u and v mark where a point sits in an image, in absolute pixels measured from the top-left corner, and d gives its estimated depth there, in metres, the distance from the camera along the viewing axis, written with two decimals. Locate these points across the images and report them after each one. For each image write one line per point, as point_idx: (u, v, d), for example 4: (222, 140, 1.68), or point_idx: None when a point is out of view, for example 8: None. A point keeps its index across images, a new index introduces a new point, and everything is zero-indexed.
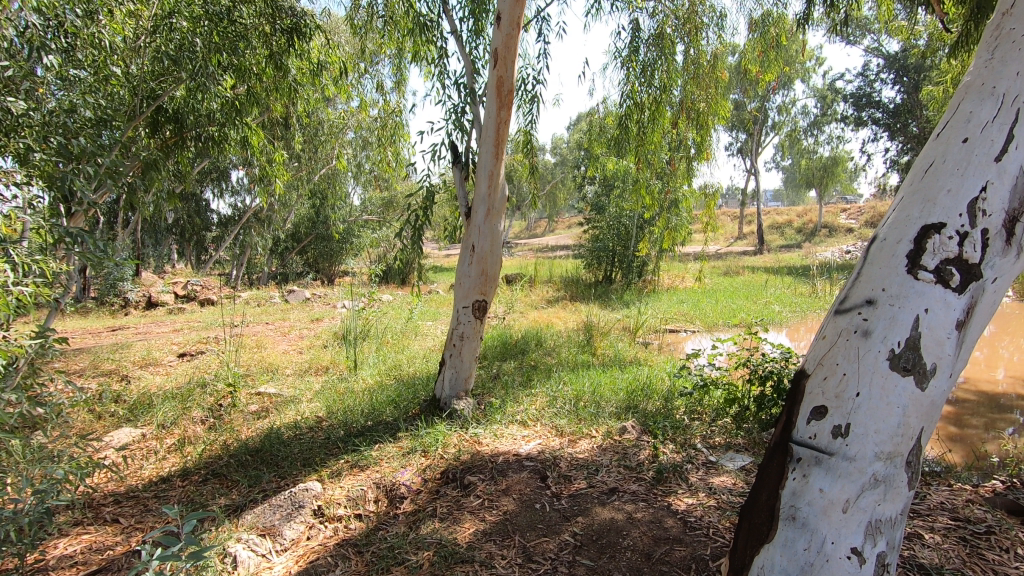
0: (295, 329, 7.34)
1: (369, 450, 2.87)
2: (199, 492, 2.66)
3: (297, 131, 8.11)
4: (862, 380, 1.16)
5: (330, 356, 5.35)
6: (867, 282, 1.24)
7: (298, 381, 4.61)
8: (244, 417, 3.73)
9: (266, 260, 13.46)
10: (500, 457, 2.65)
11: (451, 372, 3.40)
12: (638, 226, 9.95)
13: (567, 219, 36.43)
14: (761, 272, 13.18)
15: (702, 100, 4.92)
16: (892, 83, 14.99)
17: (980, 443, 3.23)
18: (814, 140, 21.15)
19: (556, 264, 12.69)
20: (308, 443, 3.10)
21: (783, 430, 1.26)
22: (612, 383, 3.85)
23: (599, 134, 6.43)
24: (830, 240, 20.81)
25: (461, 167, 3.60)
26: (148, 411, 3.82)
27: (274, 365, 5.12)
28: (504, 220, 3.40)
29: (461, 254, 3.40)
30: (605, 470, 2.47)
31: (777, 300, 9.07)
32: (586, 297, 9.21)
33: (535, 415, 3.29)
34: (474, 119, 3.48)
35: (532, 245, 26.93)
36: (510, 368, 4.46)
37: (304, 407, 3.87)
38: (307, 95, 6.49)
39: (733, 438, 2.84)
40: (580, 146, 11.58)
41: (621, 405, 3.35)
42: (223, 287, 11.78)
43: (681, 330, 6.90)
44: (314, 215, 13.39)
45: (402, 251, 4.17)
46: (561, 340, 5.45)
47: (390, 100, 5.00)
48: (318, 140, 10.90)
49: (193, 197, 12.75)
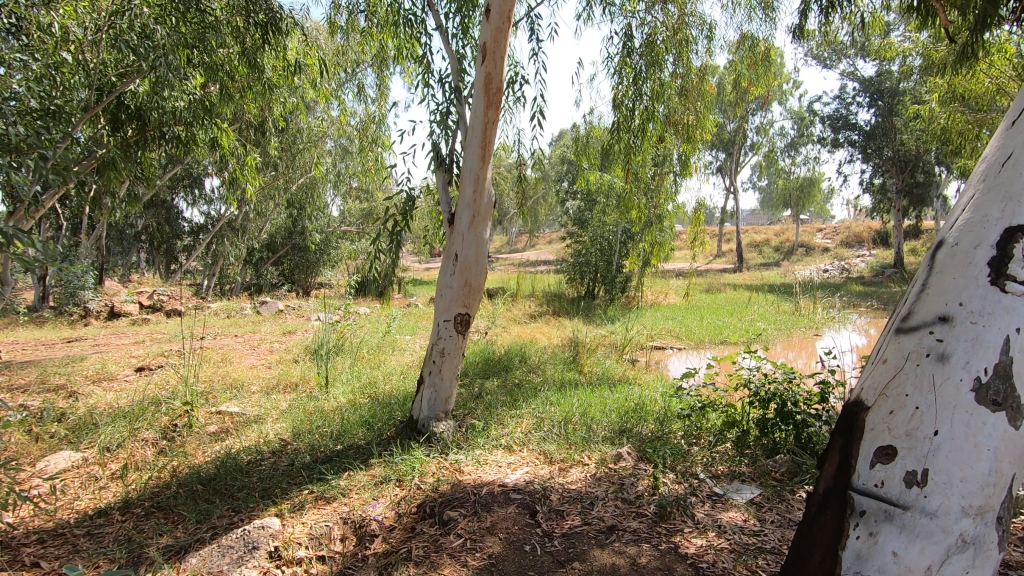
0: (265, 342, 6.97)
1: (336, 480, 2.58)
2: (140, 528, 2.33)
3: (272, 135, 7.82)
4: (940, 416, 0.94)
5: (301, 371, 5.02)
6: (938, 295, 1.03)
7: (263, 398, 4.27)
8: (200, 439, 3.39)
9: (239, 270, 13.01)
10: (484, 488, 2.39)
11: (430, 392, 3.13)
12: (621, 241, 9.81)
13: (548, 235, 36.38)
14: (743, 289, 13.17)
15: (688, 115, 4.85)
16: (866, 106, 15.33)
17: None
18: (791, 161, 21.50)
19: (539, 279, 12.49)
20: (268, 470, 2.78)
21: (838, 471, 1.05)
22: (602, 404, 3.60)
23: (585, 146, 6.28)
24: (807, 259, 21.08)
25: (445, 171, 3.37)
26: (93, 433, 3.46)
27: (240, 380, 4.77)
28: (490, 228, 3.17)
29: (443, 263, 3.15)
30: (600, 503, 2.23)
31: (762, 317, 9.00)
32: (569, 312, 9.01)
33: (522, 439, 3.03)
34: (459, 120, 3.26)
35: (513, 259, 26.78)
36: (493, 386, 4.20)
37: (269, 428, 3.55)
38: (283, 98, 6.21)
39: (737, 466, 2.62)
40: (562, 160, 11.49)
41: (614, 429, 3.11)
42: (192, 298, 11.30)
43: (667, 347, 6.73)
44: (290, 225, 12.98)
45: (378, 260, 3.90)
46: (546, 357, 5.21)
47: (371, 102, 4.75)
48: (295, 148, 10.59)
49: (163, 203, 12.27)
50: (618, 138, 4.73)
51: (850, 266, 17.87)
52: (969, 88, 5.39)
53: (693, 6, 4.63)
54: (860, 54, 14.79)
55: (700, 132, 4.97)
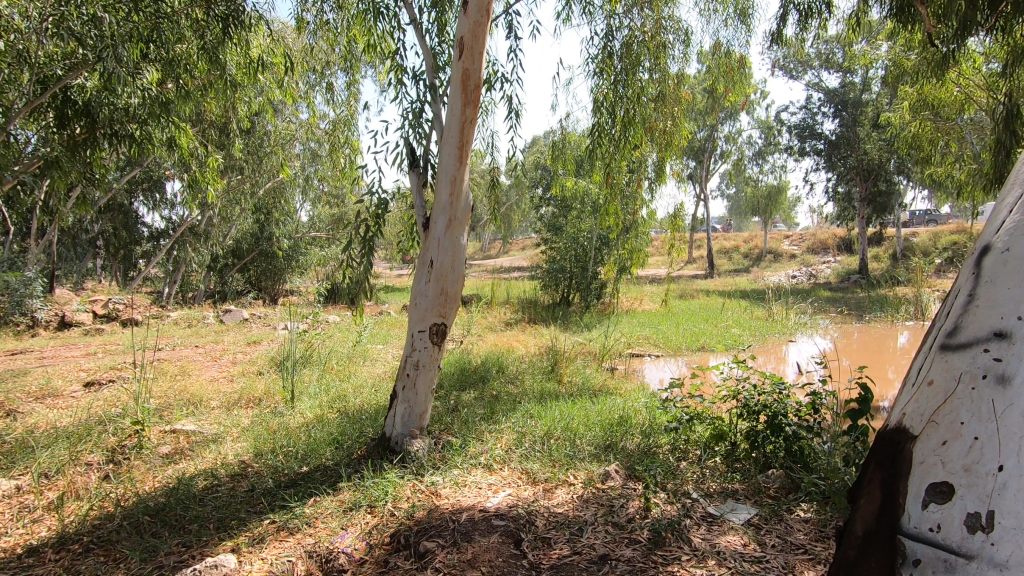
0: (228, 354, 6.61)
1: (300, 507, 2.35)
2: (76, 569, 2.07)
3: (237, 136, 7.50)
4: (1002, 448, 0.90)
5: (264, 384, 4.74)
6: (990, 312, 1.00)
7: (224, 415, 3.99)
8: (150, 462, 3.10)
9: (202, 277, 12.49)
10: (463, 514, 2.21)
11: (404, 407, 2.93)
12: (596, 248, 9.73)
13: (520, 242, 36.23)
14: (716, 295, 13.27)
15: (664, 121, 4.79)
16: (831, 116, 15.72)
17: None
18: (758, 169, 21.93)
19: (513, 286, 12.34)
20: (225, 498, 2.54)
21: (891, 510, 1.01)
22: (585, 416, 3.45)
23: (561, 151, 6.17)
24: (775, 266, 21.47)
25: (419, 173, 3.18)
26: (29, 457, 3.13)
27: (199, 396, 4.45)
28: (467, 234, 3.00)
29: (417, 270, 2.96)
30: (589, 529, 2.08)
31: (736, 323, 9.03)
32: (545, 320, 8.87)
33: (503, 457, 2.86)
34: (434, 119, 3.10)
35: (485, 265, 26.54)
36: (469, 399, 4.02)
37: (227, 449, 3.28)
38: (246, 96, 5.91)
39: (729, 483, 2.50)
40: (536, 166, 11.39)
41: (599, 445, 2.96)
42: (150, 307, 10.76)
43: (645, 355, 6.66)
44: (257, 231, 12.53)
45: (349, 268, 3.69)
46: (524, 366, 5.06)
47: (340, 101, 4.53)
48: (262, 152, 10.23)
49: (120, 207, 11.68)
50: (597, 144, 4.61)
51: (816, 273, 18.26)
52: (939, 96, 5.47)
53: (670, 11, 4.55)
54: (825, 66, 15.19)
55: (678, 138, 4.91)
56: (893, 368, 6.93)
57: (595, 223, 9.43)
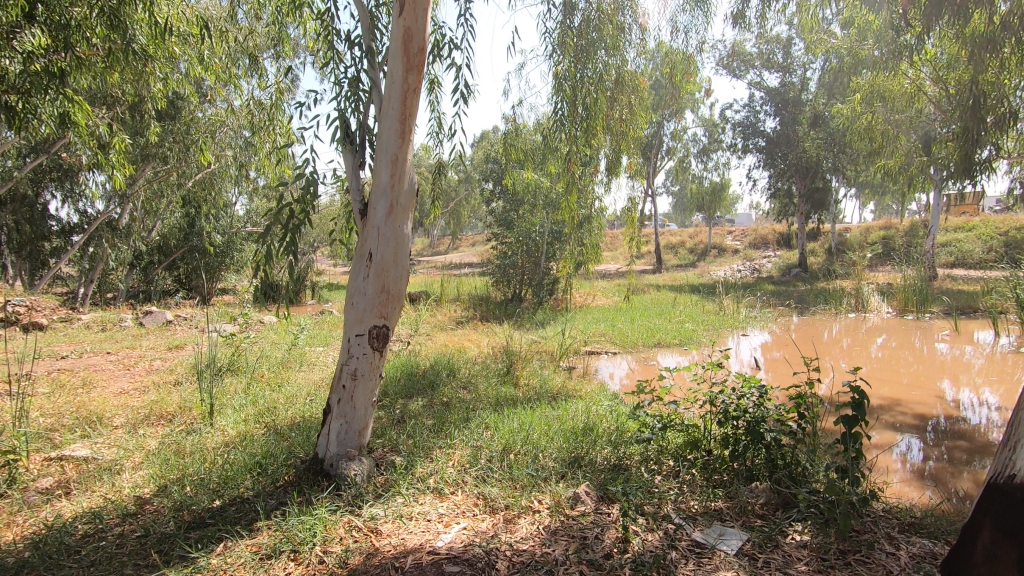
0: (144, 361, 5.89)
1: (203, 559, 1.89)
2: None
3: (154, 119, 6.75)
4: None
5: (180, 397, 4.14)
6: None
7: (127, 435, 3.41)
8: (21, 500, 2.54)
9: (123, 276, 11.38)
10: (408, 559, 1.83)
11: (338, 425, 2.51)
12: (549, 242, 9.45)
13: (469, 238, 35.61)
14: (667, 290, 13.32)
15: (620, 110, 4.52)
16: (772, 115, 16.14)
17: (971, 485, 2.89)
18: (703, 166, 22.42)
19: (464, 282, 11.90)
20: (109, 548, 2.04)
21: None
22: (546, 426, 3.11)
23: (515, 140, 5.82)
24: (720, 261, 21.99)
25: (355, 152, 2.75)
26: None
27: (101, 412, 3.83)
28: (411, 223, 2.60)
29: (354, 265, 2.54)
30: (560, 571, 1.75)
31: (690, 317, 9.00)
32: (496, 318, 8.51)
33: (455, 479, 2.50)
34: (372, 90, 2.67)
35: (434, 262, 25.85)
36: (417, 408, 3.64)
37: (125, 479, 2.74)
38: (160, 72, 5.24)
39: (712, 501, 2.23)
40: (488, 159, 11.00)
41: (564, 459, 2.65)
42: (59, 309, 9.66)
43: (601, 352, 6.44)
44: (185, 225, 11.57)
45: (267, 262, 3.30)
46: (477, 368, 4.69)
47: (266, 77, 4.02)
48: (188, 139, 9.40)
49: (23, 197, 10.25)
50: (555, 133, 4.28)
51: (759, 267, 18.81)
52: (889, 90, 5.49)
53: None
54: (765, 66, 15.57)
55: (636, 126, 4.68)
56: (834, 358, 7.08)
57: (548, 217, 9.14)
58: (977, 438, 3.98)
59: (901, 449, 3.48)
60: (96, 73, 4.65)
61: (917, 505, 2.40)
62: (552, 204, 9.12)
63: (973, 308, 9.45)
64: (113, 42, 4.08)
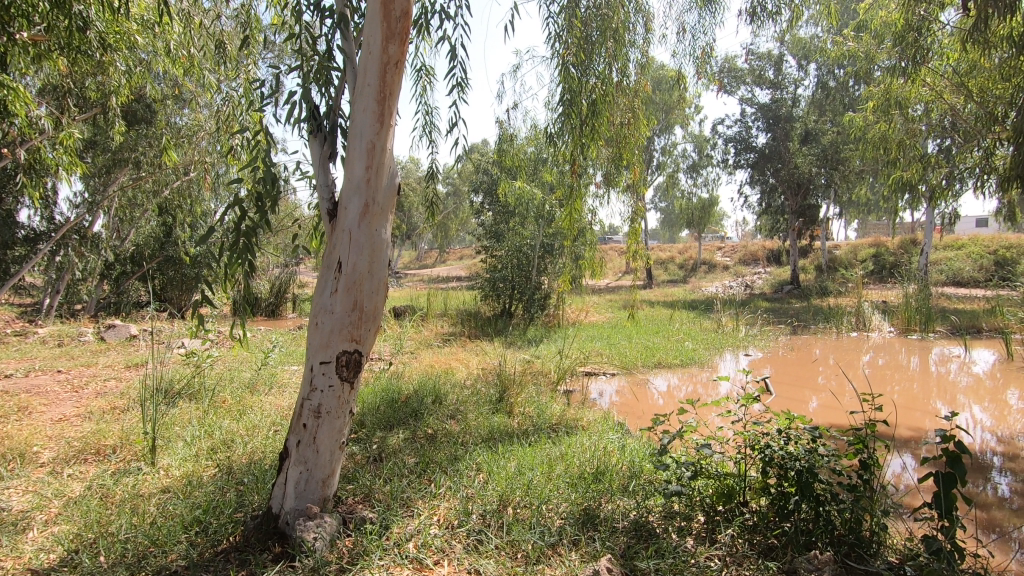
0: (97, 382, 5.29)
1: None
2: None
3: (115, 118, 6.22)
4: None
5: (124, 427, 3.59)
6: None
7: (51, 475, 2.88)
8: None
9: (91, 287, 10.72)
10: None
11: (297, 474, 2.01)
12: (540, 256, 8.98)
13: (454, 252, 35.01)
14: (662, 306, 12.89)
15: (622, 114, 4.08)
16: (763, 131, 15.92)
17: (1006, 530, 2.54)
18: (692, 182, 22.23)
19: (451, 296, 11.36)
20: None
21: None
22: (549, 469, 2.63)
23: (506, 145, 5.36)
24: (711, 277, 21.73)
25: (324, 139, 2.29)
26: None
27: (28, 446, 3.28)
28: (392, 225, 2.14)
29: (322, 274, 2.06)
30: None
31: (689, 335, 8.58)
32: (486, 335, 8.02)
33: (442, 544, 2.03)
34: (347, 67, 2.23)
35: (419, 276, 25.23)
36: (398, 443, 3.13)
37: (31, 540, 2.21)
38: (114, 63, 4.72)
39: None
40: (478, 168, 10.54)
41: (575, 517, 2.17)
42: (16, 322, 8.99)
43: (599, 374, 6.01)
44: (161, 235, 10.98)
45: (221, 271, 2.79)
46: (467, 394, 4.19)
47: (234, 68, 3.54)
48: (157, 143, 8.84)
49: None
50: (552, 137, 3.85)
51: (751, 284, 18.56)
52: None
53: None
54: (756, 82, 15.40)
55: (638, 133, 4.22)
56: (822, 376, 6.73)
57: (540, 230, 8.71)
58: (971, 462, 3.71)
59: (898, 460, 3.17)
60: (39, 60, 4.12)
61: (987, 570, 2.00)
62: (545, 216, 8.67)
63: (977, 328, 9.15)
64: (59, 23, 3.59)
